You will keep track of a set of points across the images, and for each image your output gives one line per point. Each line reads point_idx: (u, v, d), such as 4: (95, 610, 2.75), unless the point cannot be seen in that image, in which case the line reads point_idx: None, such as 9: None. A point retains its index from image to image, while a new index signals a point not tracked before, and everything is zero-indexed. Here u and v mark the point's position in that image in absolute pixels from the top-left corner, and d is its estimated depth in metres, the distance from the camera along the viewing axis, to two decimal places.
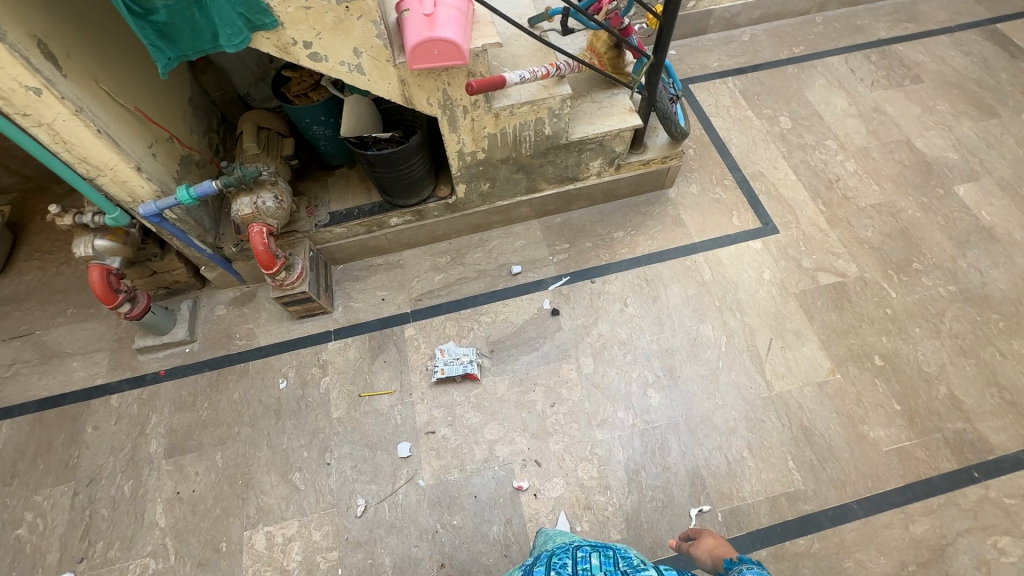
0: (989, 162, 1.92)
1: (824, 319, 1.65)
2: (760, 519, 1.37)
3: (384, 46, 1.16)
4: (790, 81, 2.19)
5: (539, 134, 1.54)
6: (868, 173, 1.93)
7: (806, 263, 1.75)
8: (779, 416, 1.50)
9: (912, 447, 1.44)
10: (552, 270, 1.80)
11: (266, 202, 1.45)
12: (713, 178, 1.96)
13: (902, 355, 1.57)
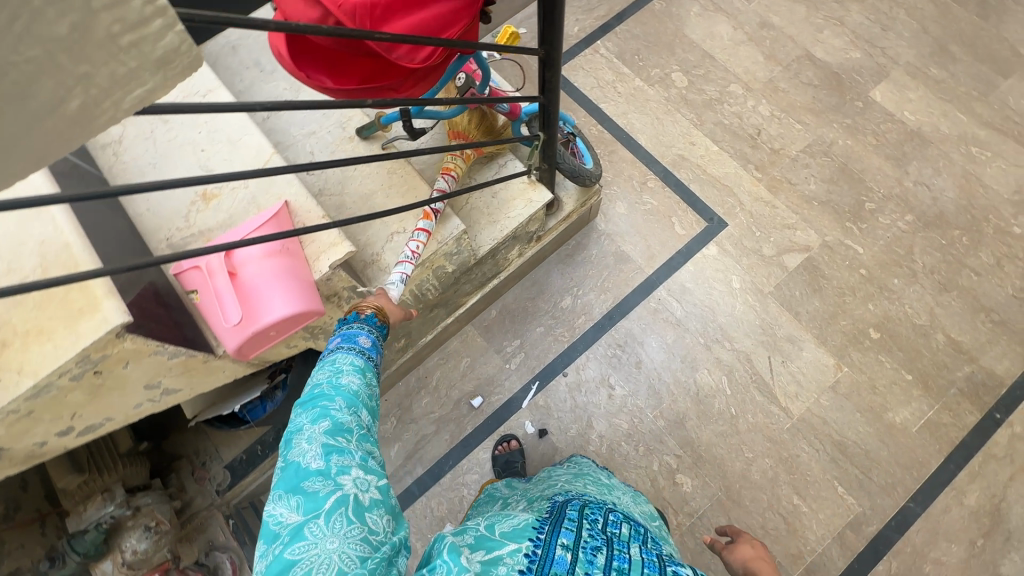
0: (891, 50, 1.76)
1: (809, 309, 1.51)
2: (836, 565, 1.31)
3: (189, 355, 0.73)
4: (664, 21, 1.85)
5: (442, 276, 1.17)
6: (784, 111, 1.71)
7: (768, 250, 1.57)
8: (810, 441, 1.40)
9: (937, 414, 1.40)
10: (516, 381, 1.51)
11: (138, 546, 1.03)
12: (635, 184, 1.67)
13: (893, 316, 1.49)
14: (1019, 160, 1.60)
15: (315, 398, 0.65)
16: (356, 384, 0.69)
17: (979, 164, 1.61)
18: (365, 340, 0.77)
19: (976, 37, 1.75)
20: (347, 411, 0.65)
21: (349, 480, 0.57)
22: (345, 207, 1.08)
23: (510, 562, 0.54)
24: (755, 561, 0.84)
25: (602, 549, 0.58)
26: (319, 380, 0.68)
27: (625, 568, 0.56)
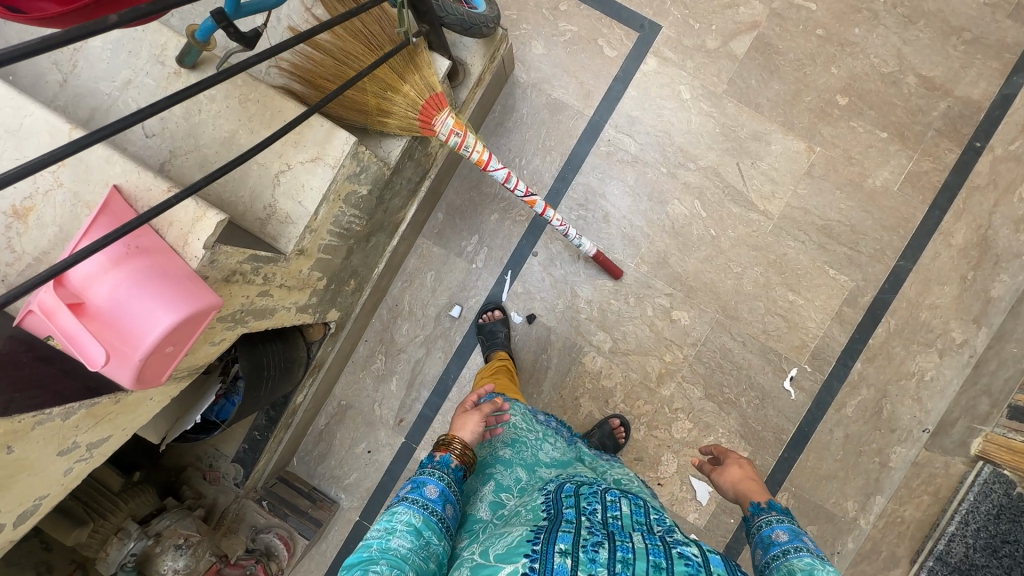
0: None
1: (770, 96, 1.35)
2: (839, 341, 1.34)
3: (90, 403, 0.62)
4: None
5: (359, 202, 1.00)
6: None
7: (712, 42, 1.36)
8: (795, 236, 1.35)
9: (917, 165, 1.32)
10: (488, 277, 1.42)
11: (175, 566, 1.03)
12: (546, 13, 1.39)
13: (860, 73, 1.33)
14: None
15: (359, 562, 0.68)
16: (407, 548, 0.71)
17: None
18: (432, 488, 0.80)
19: None
20: (389, 573, 0.67)
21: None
22: (209, 161, 0.88)
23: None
24: (742, 482, 0.92)
25: (603, 544, 0.61)
26: (370, 544, 0.71)
27: (630, 559, 0.59)
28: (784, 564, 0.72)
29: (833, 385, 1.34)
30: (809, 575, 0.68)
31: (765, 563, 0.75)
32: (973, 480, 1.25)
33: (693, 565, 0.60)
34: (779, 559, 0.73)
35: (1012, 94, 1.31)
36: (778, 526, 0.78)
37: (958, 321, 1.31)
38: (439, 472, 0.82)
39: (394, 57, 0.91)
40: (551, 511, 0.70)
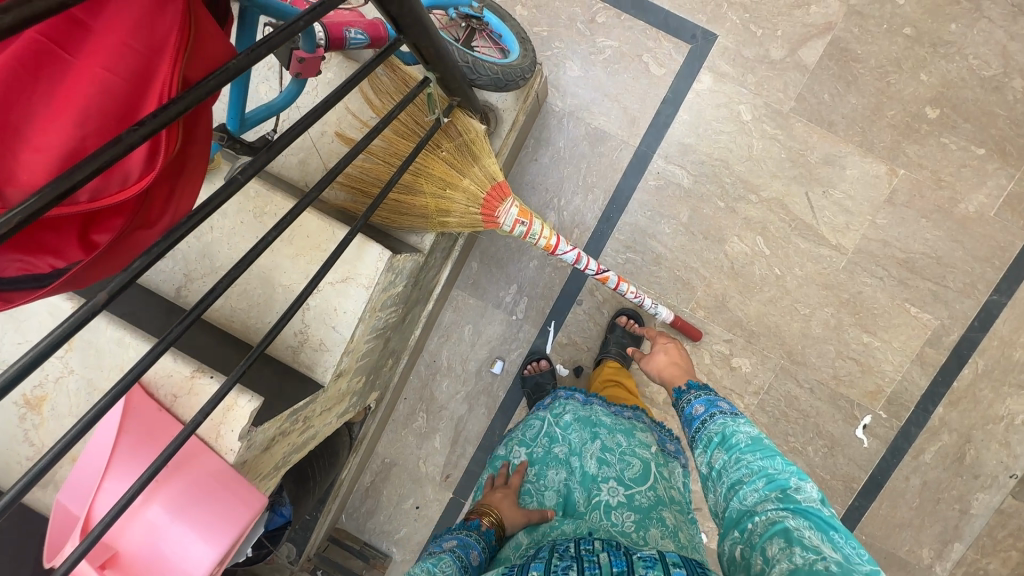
0: None
1: (846, 111, 1.17)
2: (919, 384, 1.23)
3: None
4: None
5: (395, 300, 0.90)
6: None
7: (777, 51, 1.17)
8: (872, 271, 1.20)
9: (1019, 185, 1.15)
10: (530, 329, 1.32)
11: None
12: (581, 28, 1.21)
13: (955, 78, 1.14)
14: None
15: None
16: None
17: None
18: (473, 554, 0.74)
19: None
20: None
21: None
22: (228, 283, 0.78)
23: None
24: (667, 368, 0.95)
25: (572, 566, 0.55)
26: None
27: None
28: (700, 433, 0.73)
29: (911, 431, 1.24)
30: (721, 434, 0.70)
31: (689, 439, 0.76)
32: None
33: (652, 560, 0.54)
34: (698, 430, 0.74)
35: None
36: (696, 401, 0.79)
37: None
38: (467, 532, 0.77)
39: (451, 159, 0.85)
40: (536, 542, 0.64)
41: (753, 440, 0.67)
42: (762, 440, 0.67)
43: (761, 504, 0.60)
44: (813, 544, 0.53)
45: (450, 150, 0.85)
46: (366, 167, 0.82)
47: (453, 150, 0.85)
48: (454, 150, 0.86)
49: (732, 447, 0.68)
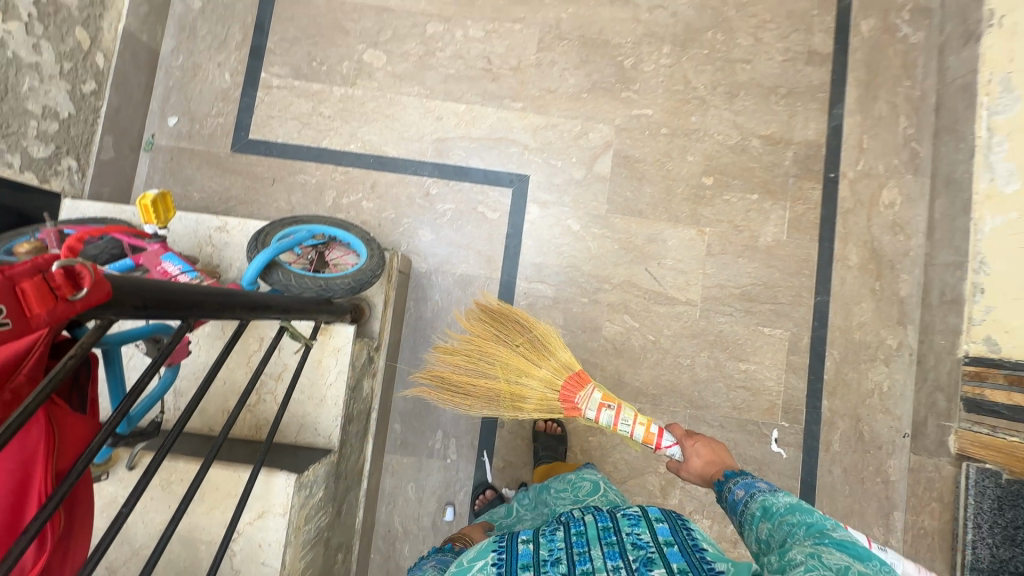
0: None
1: (647, 199, 1.45)
2: (800, 387, 1.42)
3: None
4: (312, 4, 1.49)
5: (320, 504, 0.96)
6: (493, 18, 1.48)
7: (578, 172, 1.45)
8: (721, 311, 1.43)
9: (793, 211, 1.45)
10: (467, 465, 1.39)
11: None
12: (420, 201, 1.44)
13: (712, 151, 1.46)
14: None
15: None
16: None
17: None
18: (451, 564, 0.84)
19: None
20: None
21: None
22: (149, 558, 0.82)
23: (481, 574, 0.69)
24: (707, 469, 0.99)
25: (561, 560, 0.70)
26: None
27: (582, 531, 0.75)
28: (745, 513, 0.78)
29: (813, 429, 1.41)
30: (762, 507, 0.75)
31: (737, 525, 0.79)
32: (967, 486, 1.23)
33: (635, 518, 0.76)
34: (742, 510, 0.78)
35: (840, 124, 1.47)
36: (736, 487, 0.83)
37: (886, 328, 1.42)
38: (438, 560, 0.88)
39: (528, 351, 1.18)
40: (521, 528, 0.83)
41: (793, 504, 0.73)
42: (798, 505, 0.73)
43: (796, 542, 0.67)
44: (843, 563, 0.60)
45: (524, 345, 1.19)
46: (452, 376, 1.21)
47: (524, 342, 1.20)
48: (528, 342, 1.20)
49: (773, 515, 0.73)
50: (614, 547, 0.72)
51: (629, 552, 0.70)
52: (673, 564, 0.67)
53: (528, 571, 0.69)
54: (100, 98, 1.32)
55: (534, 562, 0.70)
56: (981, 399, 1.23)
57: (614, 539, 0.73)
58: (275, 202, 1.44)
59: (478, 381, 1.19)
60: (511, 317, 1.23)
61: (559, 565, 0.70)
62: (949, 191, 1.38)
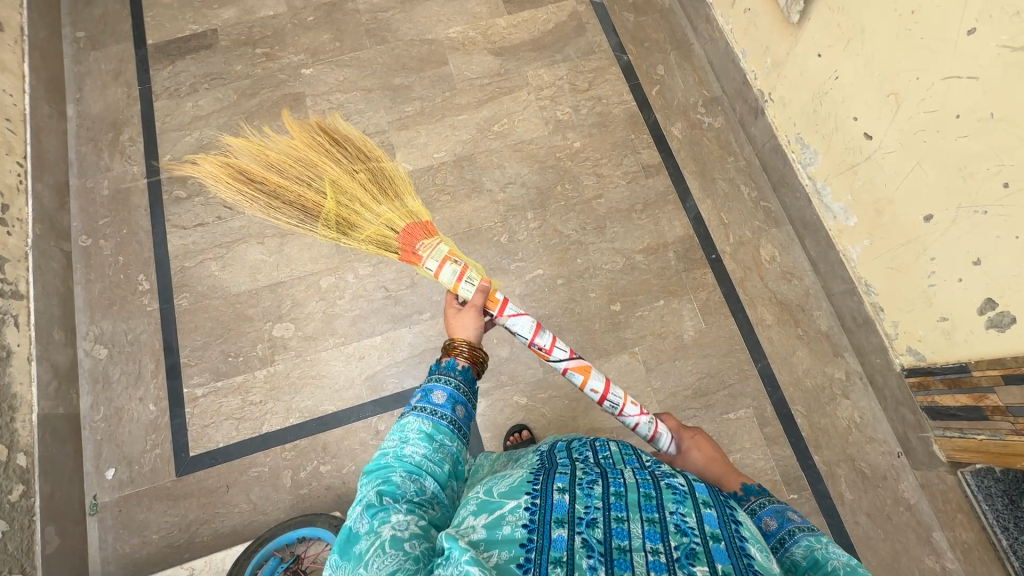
0: (369, 127, 1.75)
1: (574, 346, 1.53)
2: (789, 453, 1.45)
3: None
4: (210, 307, 1.58)
5: None
6: (374, 252, 1.62)
7: (504, 349, 1.53)
8: (685, 416, 1.48)
9: (699, 300, 1.57)
10: None
11: None
12: (374, 442, 1.46)
13: (608, 281, 1.59)
14: (523, 101, 1.77)
15: (377, 469, 0.81)
16: (422, 450, 0.83)
17: (510, 132, 1.74)
18: (438, 396, 0.93)
19: (397, 58, 1.82)
20: (407, 480, 0.79)
21: (392, 529, 0.70)
22: None
23: (513, 519, 0.68)
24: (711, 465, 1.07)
25: (596, 525, 0.66)
26: (387, 452, 0.83)
27: (622, 493, 0.71)
28: (785, 557, 0.75)
29: (820, 487, 1.43)
30: (812, 557, 0.72)
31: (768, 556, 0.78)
32: (972, 493, 1.34)
33: (681, 494, 0.72)
34: (781, 549, 0.77)
35: (699, 213, 1.66)
36: (765, 512, 0.84)
37: (829, 365, 1.51)
38: (446, 377, 0.97)
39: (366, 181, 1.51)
40: (549, 462, 0.82)
41: (850, 568, 0.68)
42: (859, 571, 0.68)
43: None
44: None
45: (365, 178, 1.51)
46: (278, 160, 1.48)
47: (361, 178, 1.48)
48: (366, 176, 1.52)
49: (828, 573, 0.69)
50: (655, 526, 0.66)
51: (672, 537, 0.65)
52: (719, 565, 0.62)
53: (561, 529, 0.65)
54: (31, 493, 1.31)
55: (568, 517, 0.67)
56: (936, 406, 1.29)
57: (656, 517, 0.68)
58: (235, 508, 1.41)
59: (297, 176, 1.46)
60: (343, 159, 1.58)
61: (596, 528, 0.66)
62: (810, 232, 1.56)
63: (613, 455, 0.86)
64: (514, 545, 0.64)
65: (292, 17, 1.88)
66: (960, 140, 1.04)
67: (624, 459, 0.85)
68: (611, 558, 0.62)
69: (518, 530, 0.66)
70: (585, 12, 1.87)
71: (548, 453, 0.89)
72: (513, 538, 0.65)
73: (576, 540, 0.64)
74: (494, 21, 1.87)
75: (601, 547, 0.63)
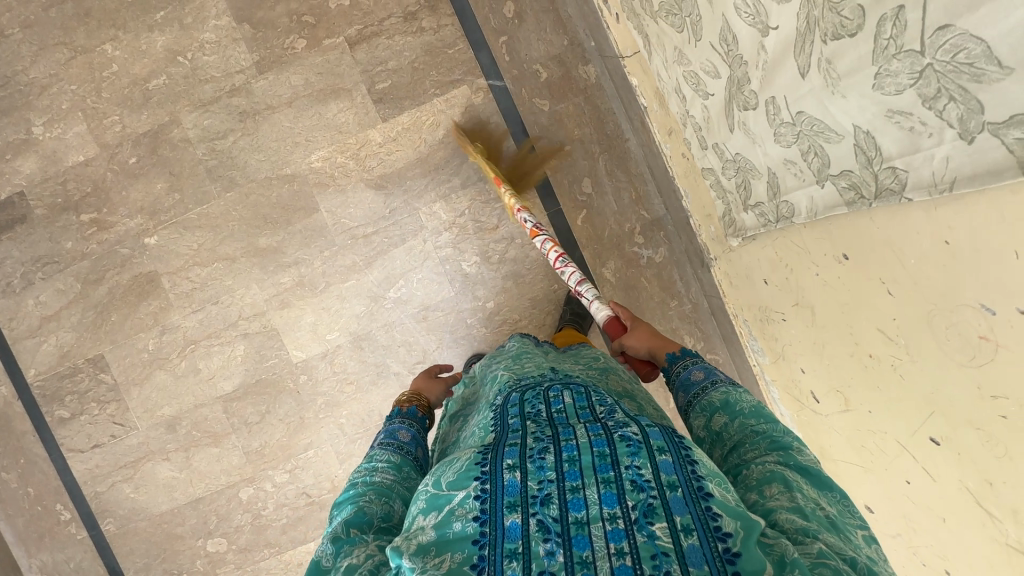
0: (245, 307, 1.47)
1: None
2: None
3: None
4: (138, 529, 1.55)
5: None
6: (287, 456, 1.51)
7: None
8: None
9: None
10: None
11: None
12: None
13: None
14: (420, 252, 1.44)
15: (347, 499, 0.73)
16: (391, 477, 0.80)
17: (411, 295, 1.45)
18: (404, 434, 0.94)
19: (254, 208, 1.44)
20: (375, 502, 0.73)
21: (351, 560, 0.62)
22: None
23: (463, 513, 0.56)
24: (653, 342, 1.01)
25: (552, 501, 0.56)
26: (356, 484, 0.78)
27: (575, 456, 0.60)
28: (704, 400, 0.81)
29: None
30: (724, 399, 0.79)
31: (689, 403, 0.84)
32: None
33: (634, 444, 0.61)
34: (698, 396, 0.83)
35: None
36: (693, 367, 0.89)
37: None
38: (407, 420, 1.00)
39: None
40: (501, 426, 0.71)
41: (756, 411, 0.75)
42: (762, 408, 0.75)
43: (757, 456, 0.68)
44: (811, 493, 0.62)
45: None
46: None
47: None
48: None
49: (736, 414, 0.76)
50: (612, 488, 0.57)
51: (628, 496, 0.56)
52: (676, 517, 0.54)
53: (515, 513, 0.55)
54: None
55: (523, 498, 0.57)
56: None
57: (612, 476, 0.58)
58: None
59: None
60: None
61: (551, 505, 0.56)
62: None
63: (567, 402, 0.74)
64: (467, 544, 0.54)
65: (109, 160, 1.45)
66: (909, 501, 0.83)
67: (577, 408, 0.73)
68: (568, 537, 0.53)
69: (470, 524, 0.55)
70: (483, 103, 1.40)
71: (503, 405, 0.77)
72: (463, 535, 0.55)
73: (531, 524, 0.54)
74: (367, 135, 1.42)
75: (558, 526, 0.54)
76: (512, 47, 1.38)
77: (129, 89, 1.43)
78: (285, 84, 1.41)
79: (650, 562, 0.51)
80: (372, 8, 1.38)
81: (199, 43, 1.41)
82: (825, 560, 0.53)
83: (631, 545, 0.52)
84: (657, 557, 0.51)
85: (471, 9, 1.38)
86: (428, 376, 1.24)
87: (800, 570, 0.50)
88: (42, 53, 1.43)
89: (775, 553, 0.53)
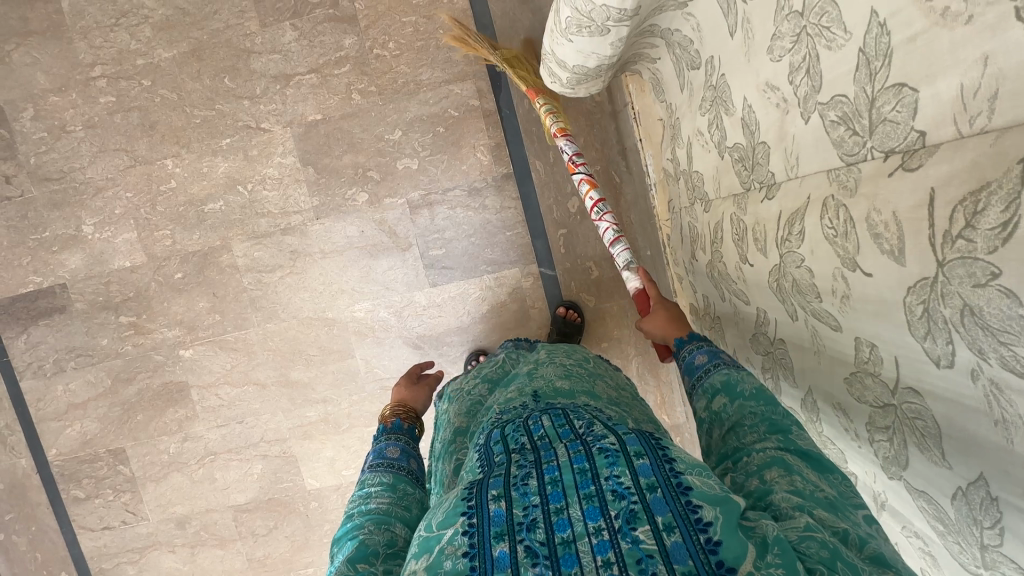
0: (266, 431, 1.52)
1: None
2: None
3: None
4: None
5: None
6: (287, 569, 1.59)
7: None
8: None
9: None
10: None
11: None
12: None
13: None
14: None
15: (346, 533, 0.63)
16: (390, 501, 0.68)
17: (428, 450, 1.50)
18: (393, 449, 0.82)
19: (292, 343, 1.47)
20: (375, 530, 0.62)
21: None
22: None
23: (452, 549, 0.47)
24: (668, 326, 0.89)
25: (539, 523, 0.48)
26: (351, 515, 0.67)
27: (557, 474, 0.52)
28: (707, 381, 0.72)
29: None
30: (726, 381, 0.69)
31: (690, 384, 0.75)
32: None
33: (613, 452, 0.53)
34: (702, 378, 0.73)
35: None
36: (697, 351, 0.78)
37: None
38: (396, 435, 0.86)
39: None
40: (484, 452, 0.61)
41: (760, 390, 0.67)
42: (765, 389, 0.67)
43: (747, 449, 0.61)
44: (812, 477, 0.55)
45: None
46: None
47: None
48: None
49: (738, 395, 0.67)
50: (596, 502, 0.49)
51: (610, 505, 0.48)
52: (659, 518, 0.47)
53: (503, 542, 0.47)
54: None
55: (509, 526, 0.48)
56: None
57: (593, 489, 0.50)
58: None
59: None
60: None
61: (537, 528, 0.48)
62: None
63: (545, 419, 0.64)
64: None
65: (156, 271, 1.46)
66: None
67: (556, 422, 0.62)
68: (556, 557, 0.46)
69: (461, 561, 0.46)
70: (531, 288, 1.42)
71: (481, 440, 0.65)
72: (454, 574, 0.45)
73: (519, 552, 0.46)
74: (412, 296, 1.44)
75: (546, 549, 0.46)
76: (569, 242, 1.40)
77: (185, 208, 1.43)
78: (341, 233, 1.42)
79: (636, 569, 0.44)
80: (439, 176, 1.38)
81: (261, 176, 1.40)
82: (812, 535, 0.47)
83: (617, 554, 0.45)
84: (642, 563, 0.44)
85: (537, 197, 1.38)
86: (410, 383, 1.13)
87: (781, 549, 0.45)
88: (102, 155, 1.42)
89: (756, 536, 0.47)
